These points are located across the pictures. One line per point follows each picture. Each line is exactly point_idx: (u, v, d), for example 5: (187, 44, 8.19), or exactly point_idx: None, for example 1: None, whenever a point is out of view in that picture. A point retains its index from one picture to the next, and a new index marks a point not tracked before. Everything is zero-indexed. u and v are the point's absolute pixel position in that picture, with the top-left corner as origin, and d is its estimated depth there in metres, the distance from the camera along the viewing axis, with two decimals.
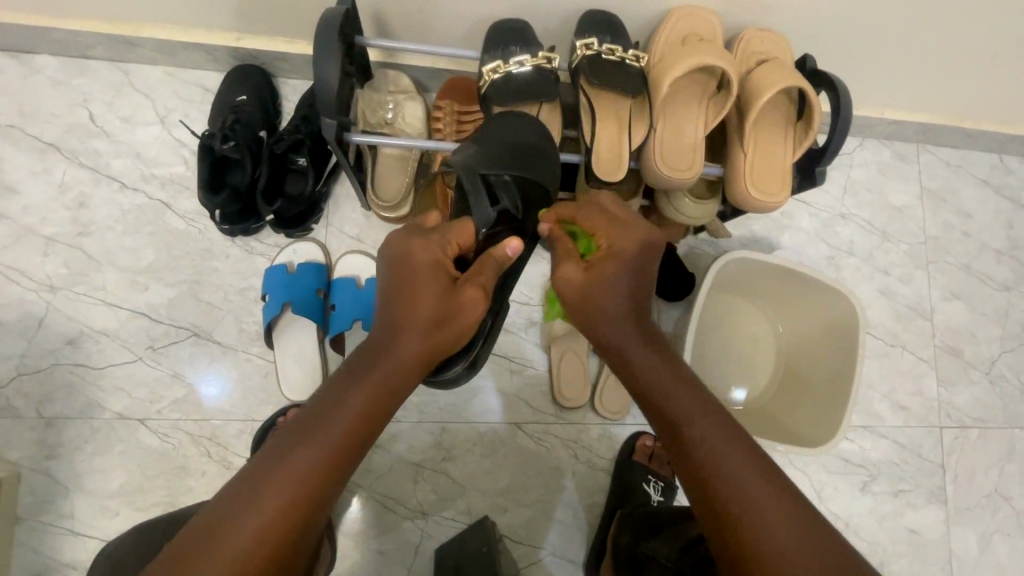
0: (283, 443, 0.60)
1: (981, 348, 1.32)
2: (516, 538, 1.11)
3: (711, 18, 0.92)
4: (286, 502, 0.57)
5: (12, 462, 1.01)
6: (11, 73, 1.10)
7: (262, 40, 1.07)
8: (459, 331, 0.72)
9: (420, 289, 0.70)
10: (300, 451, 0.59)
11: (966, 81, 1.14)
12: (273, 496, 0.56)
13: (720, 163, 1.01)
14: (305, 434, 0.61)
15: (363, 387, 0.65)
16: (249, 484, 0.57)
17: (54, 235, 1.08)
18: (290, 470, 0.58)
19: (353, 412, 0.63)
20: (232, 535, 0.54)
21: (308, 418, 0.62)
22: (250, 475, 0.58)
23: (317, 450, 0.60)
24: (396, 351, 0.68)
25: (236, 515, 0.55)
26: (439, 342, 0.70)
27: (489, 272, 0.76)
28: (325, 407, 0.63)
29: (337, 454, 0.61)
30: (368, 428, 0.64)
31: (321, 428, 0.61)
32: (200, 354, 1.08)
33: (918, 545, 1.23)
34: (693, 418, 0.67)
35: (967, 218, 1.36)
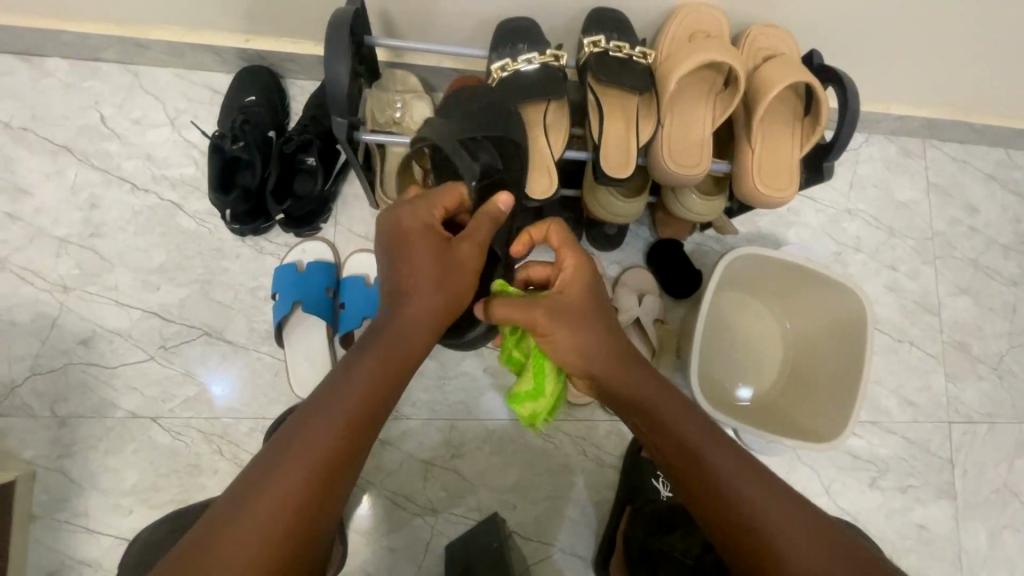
0: (293, 427, 0.61)
1: (988, 343, 1.32)
2: (525, 534, 1.12)
3: (717, 14, 0.93)
4: (303, 478, 0.58)
5: (27, 461, 1.02)
6: (23, 76, 1.11)
7: (271, 41, 1.08)
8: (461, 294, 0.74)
9: (419, 254, 0.72)
10: (313, 428, 0.60)
11: (972, 76, 1.14)
12: (295, 466, 0.58)
13: (727, 160, 1.01)
14: (315, 415, 0.62)
15: (371, 362, 0.66)
16: (272, 457, 0.59)
17: (66, 237, 1.09)
18: (305, 447, 0.59)
19: (362, 387, 0.65)
20: (258, 509, 0.55)
21: (322, 396, 0.63)
22: (261, 461, 0.59)
23: (333, 424, 0.61)
24: (404, 324, 0.70)
25: (261, 488, 0.57)
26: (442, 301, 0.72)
27: (487, 227, 0.75)
28: (338, 383, 0.64)
29: (354, 423, 0.62)
30: (381, 402, 0.65)
31: (330, 406, 0.62)
32: (211, 353, 1.08)
33: (927, 540, 1.23)
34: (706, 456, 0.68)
35: (974, 213, 1.35)
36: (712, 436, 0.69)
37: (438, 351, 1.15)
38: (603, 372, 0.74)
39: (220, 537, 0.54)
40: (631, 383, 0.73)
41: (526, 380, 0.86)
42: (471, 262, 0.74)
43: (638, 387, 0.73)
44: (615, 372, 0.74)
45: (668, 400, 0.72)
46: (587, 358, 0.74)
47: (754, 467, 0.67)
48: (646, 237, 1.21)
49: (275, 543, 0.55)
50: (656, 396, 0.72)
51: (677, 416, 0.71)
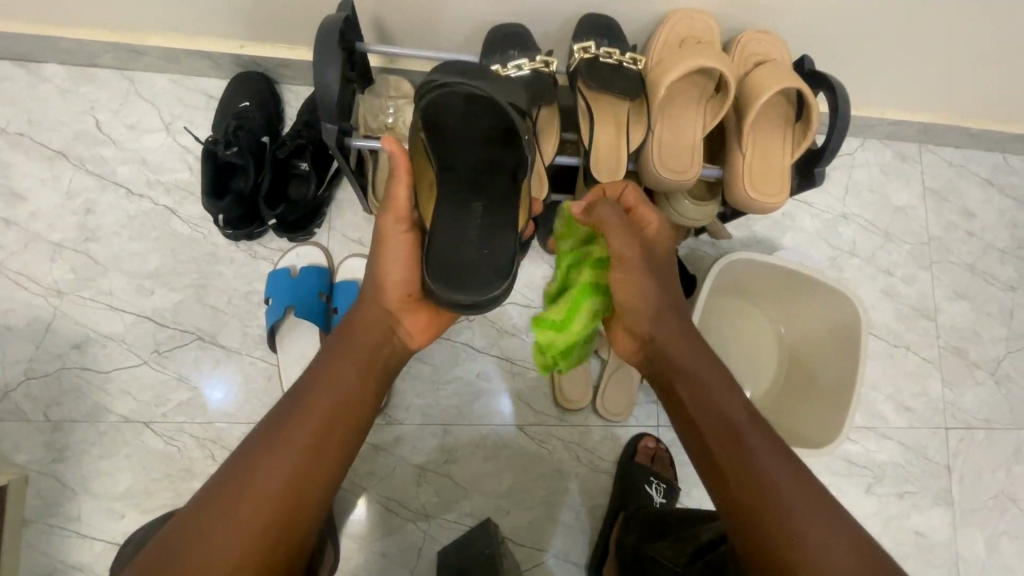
0: (256, 447, 0.64)
1: (985, 349, 1.31)
2: (518, 540, 1.11)
3: (707, 20, 0.93)
4: (272, 499, 0.61)
5: (20, 465, 1.02)
6: (19, 82, 1.12)
7: (266, 46, 1.08)
8: (400, 288, 0.77)
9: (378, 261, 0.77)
10: (278, 450, 0.63)
11: (967, 81, 1.14)
12: (280, 451, 0.63)
13: (719, 165, 1.01)
14: (279, 433, 0.65)
15: (347, 356, 0.73)
16: (261, 442, 0.64)
17: (60, 242, 1.10)
18: (288, 432, 0.65)
19: (327, 403, 0.68)
20: (247, 487, 0.61)
21: (304, 384, 0.70)
22: (226, 480, 0.61)
23: (311, 413, 0.67)
24: (362, 335, 0.75)
25: (248, 470, 0.62)
26: (383, 283, 0.77)
27: (404, 188, 0.74)
28: (319, 375, 0.71)
29: (333, 413, 0.68)
30: (347, 419, 0.69)
31: (297, 424, 0.66)
32: (204, 358, 1.09)
33: (924, 547, 1.22)
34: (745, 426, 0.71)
35: (971, 218, 1.35)
36: (751, 418, 0.72)
37: (431, 356, 1.15)
38: (665, 336, 0.79)
39: (213, 511, 0.59)
40: (687, 354, 0.78)
41: (558, 311, 0.90)
42: (401, 242, 0.76)
43: (690, 359, 0.77)
44: (674, 337, 0.79)
45: (716, 375, 0.76)
46: (657, 316, 0.80)
47: (786, 453, 0.69)
48: None
49: (256, 523, 0.59)
50: (705, 372, 0.76)
51: (720, 394, 0.74)
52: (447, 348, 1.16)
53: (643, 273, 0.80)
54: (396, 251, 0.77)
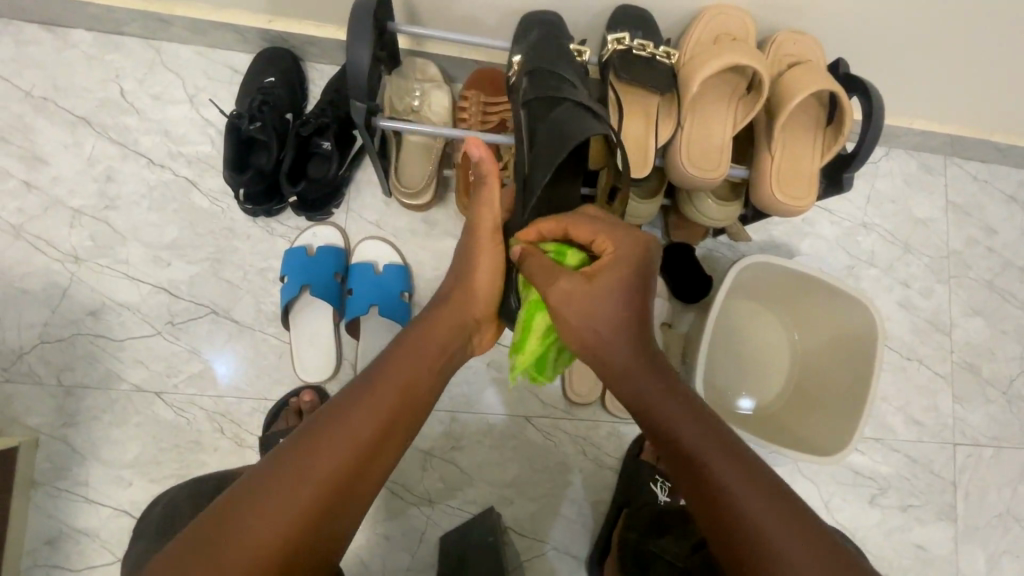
0: (331, 421, 0.62)
1: (1000, 366, 1.30)
2: (520, 530, 1.12)
3: (743, 17, 0.91)
4: (332, 481, 0.59)
5: (32, 428, 1.03)
6: (46, 46, 1.12)
7: (294, 23, 1.08)
8: (487, 298, 0.82)
9: (474, 266, 0.82)
10: (354, 426, 0.62)
11: (1001, 93, 1.12)
12: (349, 437, 0.62)
13: (745, 165, 1.00)
14: (365, 412, 0.64)
15: (424, 359, 0.72)
16: (330, 421, 0.63)
17: (80, 208, 1.10)
18: (358, 423, 0.63)
19: (399, 391, 0.68)
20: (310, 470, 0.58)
21: (374, 372, 0.69)
22: (297, 451, 0.59)
23: (383, 406, 0.65)
24: (445, 333, 0.76)
25: (316, 450, 0.60)
26: (472, 289, 0.81)
27: (493, 194, 0.80)
28: (387, 370, 0.69)
29: (403, 412, 0.67)
30: (417, 416, 0.69)
31: (367, 411, 0.64)
32: (218, 331, 1.09)
33: (924, 561, 1.22)
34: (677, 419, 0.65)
35: (993, 234, 1.33)
36: (685, 408, 0.66)
37: None
38: (593, 337, 0.70)
39: (276, 480, 0.57)
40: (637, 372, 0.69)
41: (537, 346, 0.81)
42: (495, 259, 0.82)
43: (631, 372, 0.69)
44: (626, 357, 0.69)
45: (671, 398, 0.67)
46: (601, 323, 0.70)
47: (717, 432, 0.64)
48: (657, 240, 1.20)
49: (309, 512, 0.56)
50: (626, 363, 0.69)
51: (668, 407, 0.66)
52: None
53: (580, 286, 0.70)
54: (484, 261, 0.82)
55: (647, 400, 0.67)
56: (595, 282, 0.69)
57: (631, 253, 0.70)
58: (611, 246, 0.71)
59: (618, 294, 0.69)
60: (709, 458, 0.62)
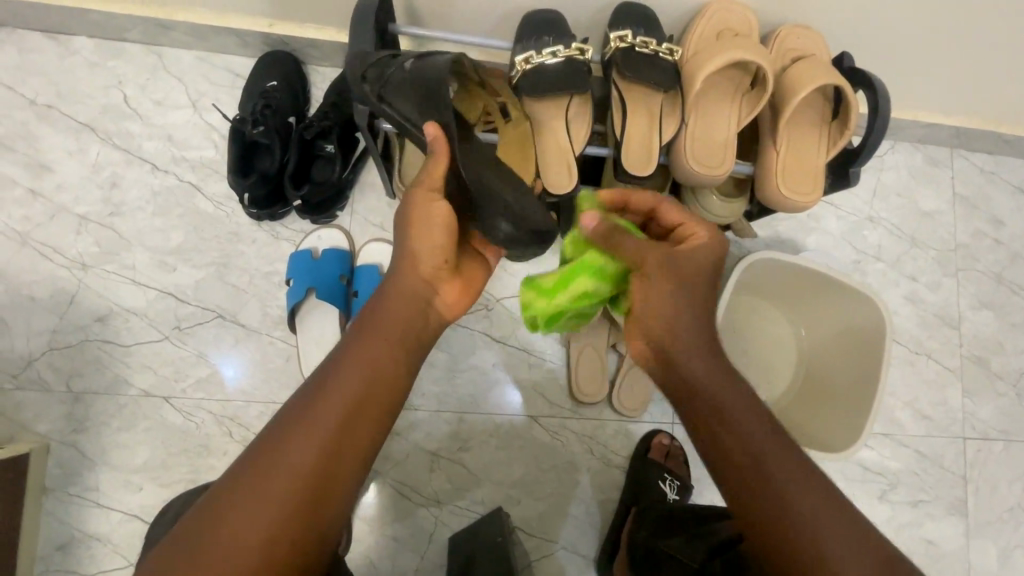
0: (290, 421, 0.61)
1: (1009, 360, 1.29)
2: (528, 530, 1.12)
3: (747, 12, 0.91)
4: (297, 481, 0.58)
5: (41, 434, 1.04)
6: (49, 54, 1.12)
7: (295, 26, 1.08)
8: (438, 259, 0.73)
9: (411, 233, 0.73)
10: (309, 424, 0.61)
11: (1007, 84, 1.11)
12: (309, 435, 0.60)
13: (750, 161, 0.99)
14: (311, 410, 0.62)
15: (376, 339, 0.68)
16: (288, 421, 0.61)
17: (86, 215, 1.10)
18: (313, 420, 0.61)
19: (358, 379, 0.65)
20: (270, 476, 0.58)
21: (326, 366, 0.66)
22: (258, 457, 0.59)
23: (337, 399, 0.63)
24: (397, 309, 0.70)
25: (275, 453, 0.59)
26: (418, 256, 0.73)
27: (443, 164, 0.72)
28: (336, 362, 0.66)
29: (360, 397, 0.64)
30: (382, 400, 0.65)
31: (321, 406, 0.62)
32: (224, 335, 1.09)
33: (935, 556, 1.21)
34: (745, 417, 0.63)
35: (1000, 226, 1.32)
36: (750, 408, 0.64)
37: (447, 343, 1.15)
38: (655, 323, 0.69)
39: (241, 488, 0.57)
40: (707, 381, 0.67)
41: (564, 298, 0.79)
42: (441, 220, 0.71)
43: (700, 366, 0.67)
44: (690, 361, 0.67)
45: (739, 398, 0.64)
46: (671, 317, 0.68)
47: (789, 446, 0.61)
48: None
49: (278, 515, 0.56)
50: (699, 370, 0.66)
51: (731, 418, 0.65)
52: (465, 336, 1.15)
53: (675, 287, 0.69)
54: (426, 224, 0.72)
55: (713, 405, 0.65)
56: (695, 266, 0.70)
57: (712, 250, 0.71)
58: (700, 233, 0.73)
59: (672, 307, 0.68)
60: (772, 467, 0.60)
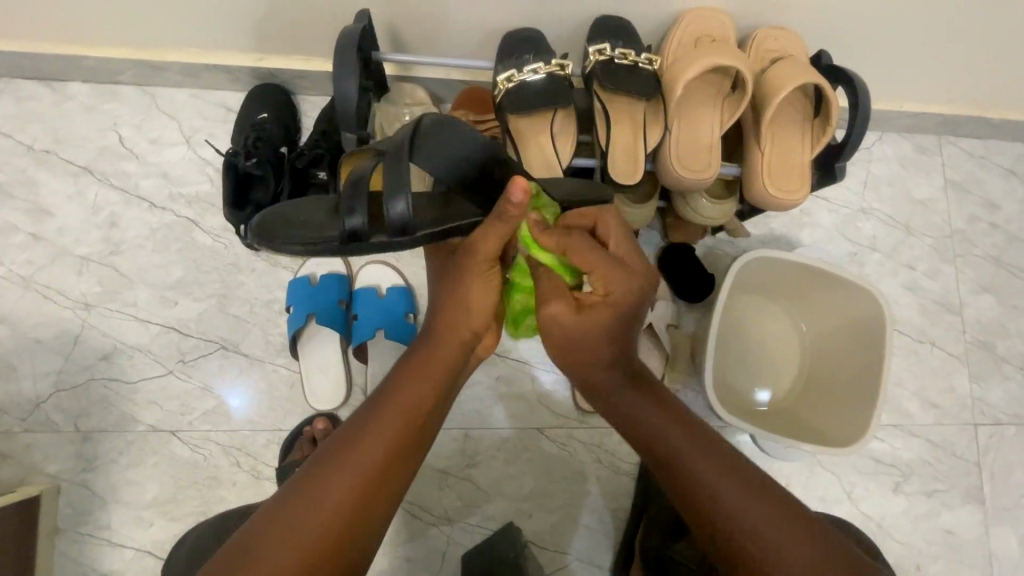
0: (341, 449, 0.63)
1: (1014, 342, 1.29)
2: (541, 543, 1.11)
3: (722, 18, 0.93)
4: (337, 515, 0.59)
5: (52, 475, 1.04)
6: (44, 101, 1.15)
7: (282, 59, 1.10)
8: (482, 312, 0.76)
9: (463, 278, 0.75)
10: (358, 456, 0.63)
11: (989, 69, 1.12)
12: (358, 469, 0.62)
13: (736, 163, 1.00)
14: (365, 438, 0.65)
15: (424, 376, 0.71)
16: (339, 453, 0.63)
17: (86, 255, 1.12)
18: (364, 452, 0.63)
19: (402, 413, 0.67)
20: (319, 510, 0.59)
21: (377, 399, 0.69)
22: (306, 486, 0.60)
23: (386, 432, 0.65)
24: (439, 350, 0.74)
25: (324, 486, 0.60)
26: (466, 303, 0.75)
27: (507, 232, 0.66)
28: (384, 394, 0.69)
29: (407, 433, 0.67)
30: (423, 440, 0.69)
31: (371, 436, 0.65)
32: (228, 366, 1.10)
33: (954, 546, 1.20)
34: (664, 428, 0.72)
35: (994, 210, 1.33)
36: (674, 420, 0.72)
37: None
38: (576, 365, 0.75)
39: (287, 518, 0.58)
40: (652, 420, 0.73)
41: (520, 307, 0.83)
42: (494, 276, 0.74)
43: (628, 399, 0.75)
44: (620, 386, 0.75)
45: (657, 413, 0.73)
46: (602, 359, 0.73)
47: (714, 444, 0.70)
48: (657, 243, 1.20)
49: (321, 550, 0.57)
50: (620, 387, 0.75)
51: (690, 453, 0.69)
52: None
53: (581, 324, 0.69)
54: (479, 285, 0.74)
55: (664, 443, 0.71)
56: (589, 312, 0.69)
57: (632, 290, 0.68)
58: (608, 287, 0.68)
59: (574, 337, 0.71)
60: (688, 462, 0.68)
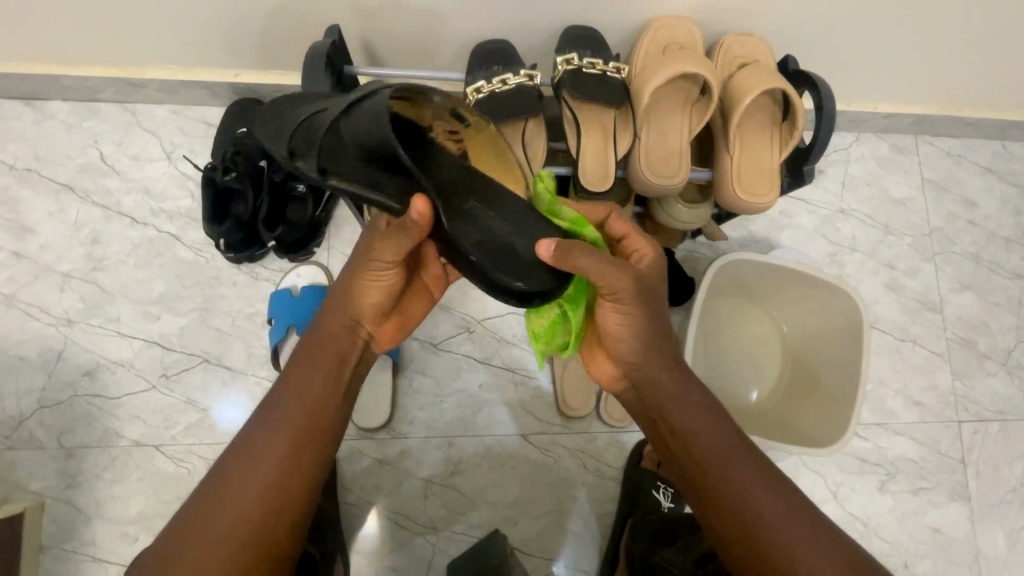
0: (240, 458, 0.69)
1: (995, 338, 1.30)
2: (527, 550, 1.11)
3: (689, 25, 0.94)
4: (242, 520, 0.65)
5: (36, 492, 1.05)
6: (26, 120, 1.16)
7: (260, 73, 1.11)
8: (375, 305, 0.76)
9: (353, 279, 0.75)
10: (252, 461, 0.68)
11: (959, 69, 1.13)
12: (254, 477, 0.67)
13: (708, 167, 1.01)
14: (258, 447, 0.69)
15: (315, 373, 0.73)
16: (236, 462, 0.68)
17: (68, 272, 1.12)
18: (259, 458, 0.68)
19: (295, 413, 0.71)
20: (220, 519, 0.65)
21: (273, 400, 0.72)
22: (206, 501, 0.67)
23: (278, 435, 0.69)
24: (331, 344, 0.75)
25: (223, 499, 0.66)
26: (359, 298, 0.75)
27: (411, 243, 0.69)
28: (280, 394, 0.72)
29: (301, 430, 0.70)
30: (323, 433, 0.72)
31: (263, 441, 0.69)
32: (211, 379, 1.11)
33: (941, 544, 1.20)
34: (700, 430, 0.76)
35: (972, 207, 1.34)
36: (707, 420, 0.76)
37: (432, 369, 1.16)
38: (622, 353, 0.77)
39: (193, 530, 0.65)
40: (684, 419, 0.77)
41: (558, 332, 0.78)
42: (390, 278, 0.74)
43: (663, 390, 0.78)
44: (652, 382, 0.78)
45: (693, 412, 0.77)
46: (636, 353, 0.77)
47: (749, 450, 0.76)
48: None
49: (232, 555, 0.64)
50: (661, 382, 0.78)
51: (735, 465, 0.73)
52: (449, 361, 1.16)
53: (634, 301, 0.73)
54: (370, 283, 0.74)
55: (702, 443, 0.75)
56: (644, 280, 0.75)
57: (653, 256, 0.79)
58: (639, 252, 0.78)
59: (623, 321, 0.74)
60: (724, 463, 0.74)
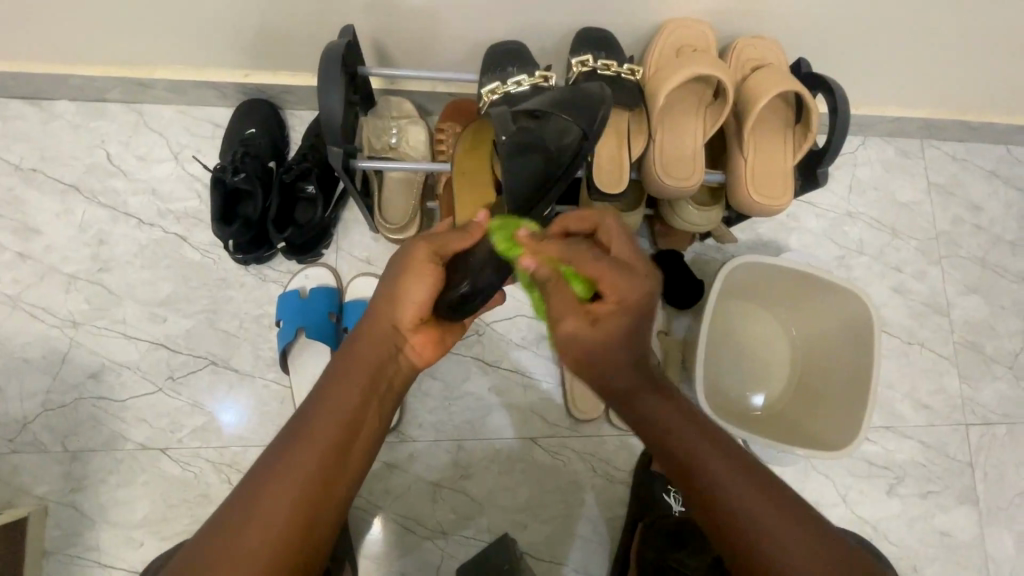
0: (270, 467, 0.63)
1: (1002, 342, 1.30)
2: (537, 555, 1.10)
3: (702, 28, 0.94)
4: (274, 532, 0.59)
5: (40, 496, 1.03)
6: (32, 120, 1.15)
7: (269, 74, 1.11)
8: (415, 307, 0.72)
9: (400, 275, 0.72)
10: (287, 470, 0.63)
11: (967, 74, 1.14)
12: (286, 487, 0.62)
13: (721, 169, 1.01)
14: (291, 453, 0.64)
15: (355, 380, 0.69)
16: (266, 472, 0.63)
17: (74, 273, 1.11)
18: (296, 467, 0.63)
19: (332, 418, 0.66)
20: (250, 530, 0.59)
21: (309, 407, 0.68)
22: (234, 509, 0.61)
23: (313, 445, 0.64)
24: (368, 347, 0.71)
25: (252, 510, 0.60)
26: (400, 298, 0.72)
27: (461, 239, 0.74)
28: (318, 399, 0.68)
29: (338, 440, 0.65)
30: (360, 444, 0.67)
31: (302, 446, 0.64)
32: (218, 382, 1.10)
33: (950, 547, 1.20)
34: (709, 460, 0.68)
35: (978, 211, 1.34)
36: (715, 450, 0.69)
37: (440, 372, 1.15)
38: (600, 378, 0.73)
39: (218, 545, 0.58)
40: (692, 448, 0.69)
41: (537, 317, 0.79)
42: (433, 280, 0.71)
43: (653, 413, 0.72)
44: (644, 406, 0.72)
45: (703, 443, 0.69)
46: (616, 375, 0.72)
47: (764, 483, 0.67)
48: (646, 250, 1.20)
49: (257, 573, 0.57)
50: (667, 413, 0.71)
51: (750, 504, 0.65)
52: (458, 363, 1.16)
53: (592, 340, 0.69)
54: (415, 281, 0.72)
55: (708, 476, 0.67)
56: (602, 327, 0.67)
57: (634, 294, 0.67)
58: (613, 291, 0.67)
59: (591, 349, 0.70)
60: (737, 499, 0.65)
